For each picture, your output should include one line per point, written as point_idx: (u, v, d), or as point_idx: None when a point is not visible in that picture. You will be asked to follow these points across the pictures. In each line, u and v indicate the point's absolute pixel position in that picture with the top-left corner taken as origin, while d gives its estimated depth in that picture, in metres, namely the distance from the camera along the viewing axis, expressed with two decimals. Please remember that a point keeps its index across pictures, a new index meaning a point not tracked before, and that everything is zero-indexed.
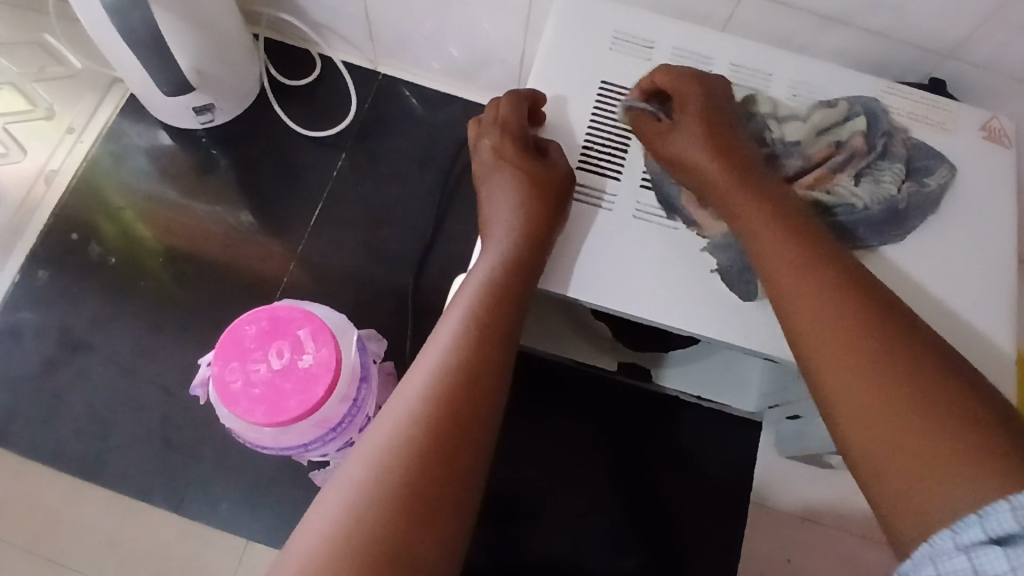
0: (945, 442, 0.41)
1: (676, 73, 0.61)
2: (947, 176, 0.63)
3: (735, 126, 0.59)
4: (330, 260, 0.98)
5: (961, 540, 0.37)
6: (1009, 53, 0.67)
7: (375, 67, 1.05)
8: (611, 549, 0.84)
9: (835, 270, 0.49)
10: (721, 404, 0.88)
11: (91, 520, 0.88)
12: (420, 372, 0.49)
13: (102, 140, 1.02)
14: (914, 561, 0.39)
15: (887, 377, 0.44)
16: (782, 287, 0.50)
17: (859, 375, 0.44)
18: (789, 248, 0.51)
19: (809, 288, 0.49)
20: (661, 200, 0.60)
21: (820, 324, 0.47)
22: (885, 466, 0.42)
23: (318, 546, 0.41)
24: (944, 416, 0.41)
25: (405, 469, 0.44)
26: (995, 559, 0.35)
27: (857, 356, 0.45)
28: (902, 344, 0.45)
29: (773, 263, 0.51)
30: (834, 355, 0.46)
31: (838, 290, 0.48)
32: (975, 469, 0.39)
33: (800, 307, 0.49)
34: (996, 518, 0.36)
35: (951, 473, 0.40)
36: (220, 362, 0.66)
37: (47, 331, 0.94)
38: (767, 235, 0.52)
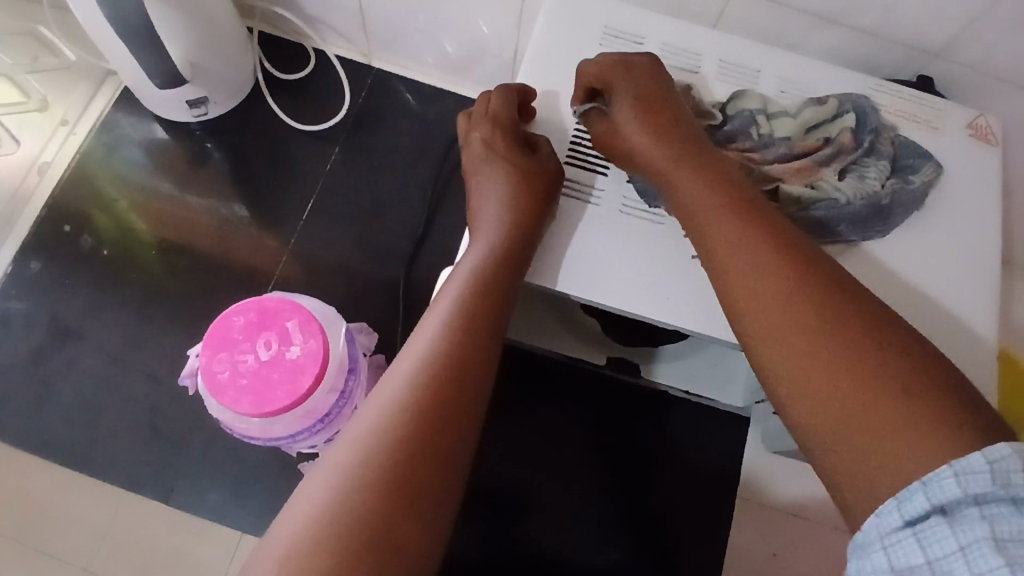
0: (886, 409, 0.41)
1: (613, 57, 0.61)
2: (932, 174, 0.63)
3: (676, 107, 0.59)
4: (321, 254, 0.99)
5: (908, 512, 0.38)
6: (996, 53, 0.67)
7: (369, 62, 1.05)
8: (596, 543, 0.86)
9: (775, 241, 0.49)
10: (709, 400, 0.86)
11: (81, 509, 0.88)
12: (408, 360, 0.50)
13: (95, 131, 1.02)
14: (865, 533, 0.40)
15: (824, 346, 0.44)
16: (722, 264, 0.50)
17: (804, 354, 0.45)
18: (729, 222, 0.51)
19: (752, 265, 0.49)
20: (645, 196, 0.60)
21: (756, 299, 0.48)
22: (828, 435, 0.43)
23: (298, 532, 0.42)
24: (883, 383, 0.42)
25: (390, 458, 0.44)
26: (945, 537, 0.36)
27: (793, 324, 0.45)
28: (840, 312, 0.45)
29: (716, 242, 0.51)
30: (772, 327, 0.46)
31: (778, 262, 0.48)
32: (916, 435, 0.40)
33: (739, 283, 0.49)
34: (939, 486, 0.37)
35: (895, 441, 0.40)
36: (208, 352, 0.66)
37: (38, 321, 0.94)
38: (708, 211, 0.52)
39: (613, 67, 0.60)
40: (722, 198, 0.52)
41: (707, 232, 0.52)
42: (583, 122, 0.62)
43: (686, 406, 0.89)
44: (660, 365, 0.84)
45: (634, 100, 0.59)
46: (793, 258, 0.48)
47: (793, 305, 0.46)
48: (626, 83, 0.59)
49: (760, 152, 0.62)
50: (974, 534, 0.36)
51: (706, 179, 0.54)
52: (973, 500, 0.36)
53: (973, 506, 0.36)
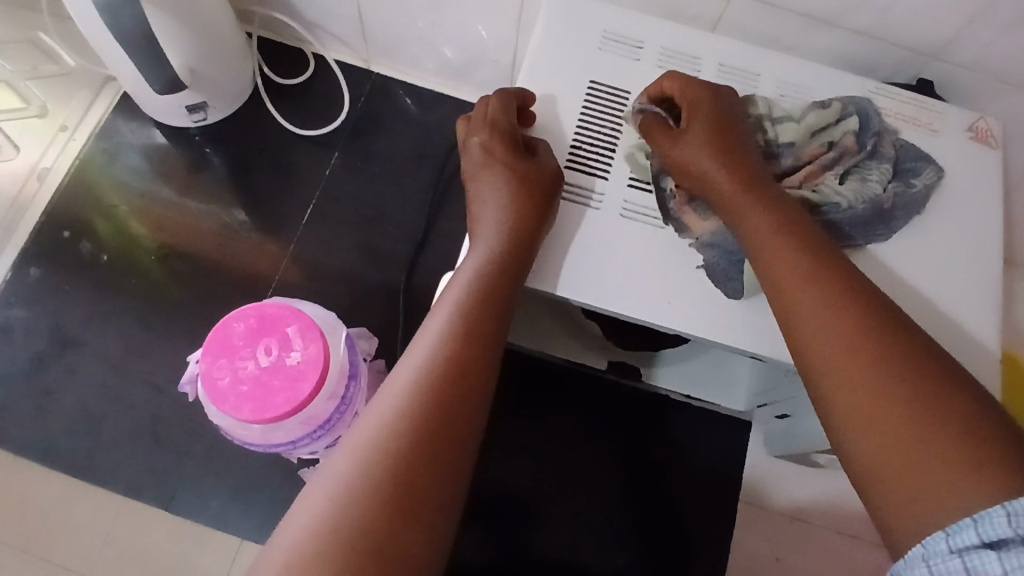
0: (949, 449, 0.40)
1: (684, 79, 0.61)
2: (934, 178, 0.63)
3: (745, 133, 0.59)
4: (321, 259, 0.98)
5: (954, 543, 0.37)
6: (996, 55, 0.67)
7: (368, 67, 1.05)
8: (599, 546, 0.84)
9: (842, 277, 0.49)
10: (712, 403, 0.88)
11: (82, 517, 0.88)
12: (409, 367, 0.50)
13: (95, 138, 1.02)
14: (908, 561, 0.39)
15: (886, 380, 0.43)
16: (782, 289, 0.50)
17: (869, 386, 0.44)
18: (793, 251, 0.51)
19: (819, 296, 0.48)
20: (651, 202, 0.60)
21: (818, 326, 0.47)
22: (881, 467, 0.42)
23: (303, 542, 0.41)
24: (947, 423, 0.41)
25: (392, 465, 0.44)
26: (989, 563, 0.35)
27: (856, 353, 0.45)
28: (909, 354, 0.44)
29: (780, 270, 0.50)
30: (833, 356, 0.46)
31: (845, 296, 0.47)
32: (976, 477, 0.39)
33: (802, 310, 0.48)
34: (990, 522, 0.36)
35: (953, 481, 0.39)
36: (208, 358, 0.66)
37: (37, 328, 0.94)
38: (772, 238, 0.52)
39: (687, 87, 0.60)
40: (785, 227, 0.52)
41: (769, 258, 0.51)
42: (636, 121, 0.62)
43: (686, 410, 0.90)
44: (661, 369, 0.84)
45: (703, 119, 0.58)
46: (859, 295, 0.47)
47: (859, 337, 0.45)
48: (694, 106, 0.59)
49: (764, 156, 0.61)
50: (1019, 563, 0.34)
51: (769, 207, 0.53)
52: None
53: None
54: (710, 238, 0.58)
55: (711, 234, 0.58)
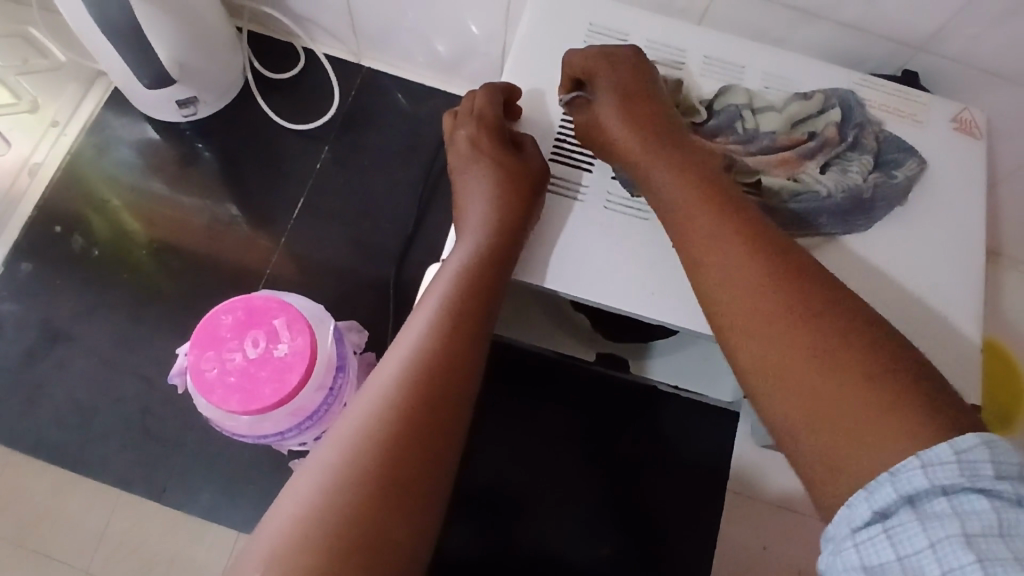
0: (862, 397, 0.39)
1: (590, 49, 0.61)
2: (916, 169, 0.64)
3: (656, 99, 0.59)
4: (312, 252, 0.99)
5: (876, 505, 0.37)
6: (979, 47, 0.67)
7: (358, 60, 1.05)
8: (587, 537, 0.85)
9: (753, 228, 0.49)
10: (699, 394, 0.88)
11: (74, 508, 0.88)
12: (395, 357, 0.50)
13: (86, 132, 1.02)
14: (835, 531, 0.38)
15: (787, 331, 0.43)
16: (695, 248, 0.50)
17: (774, 344, 0.43)
18: (708, 208, 0.50)
19: (727, 256, 0.48)
20: (626, 186, 0.60)
21: (728, 280, 0.47)
22: (796, 419, 0.41)
23: (290, 526, 0.42)
24: (846, 366, 0.40)
25: (377, 453, 0.45)
26: (913, 530, 0.35)
27: (758, 306, 0.45)
28: (810, 296, 0.44)
29: (693, 232, 0.50)
30: (740, 311, 0.45)
31: (752, 247, 0.47)
32: (889, 422, 0.38)
33: (713, 269, 0.48)
34: (907, 477, 0.36)
35: (861, 429, 0.39)
36: (196, 350, 0.66)
37: (29, 322, 0.94)
38: (689, 198, 0.52)
39: (598, 56, 0.60)
40: (700, 184, 0.52)
41: (683, 217, 0.51)
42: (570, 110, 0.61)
43: (676, 403, 0.90)
44: (652, 361, 0.87)
45: (613, 91, 0.59)
46: (763, 245, 0.47)
47: (761, 289, 0.45)
48: (606, 75, 0.59)
49: (744, 144, 0.62)
50: (945, 530, 0.34)
51: (684, 168, 0.53)
52: (943, 490, 0.35)
53: (943, 496, 0.35)
54: None
55: None
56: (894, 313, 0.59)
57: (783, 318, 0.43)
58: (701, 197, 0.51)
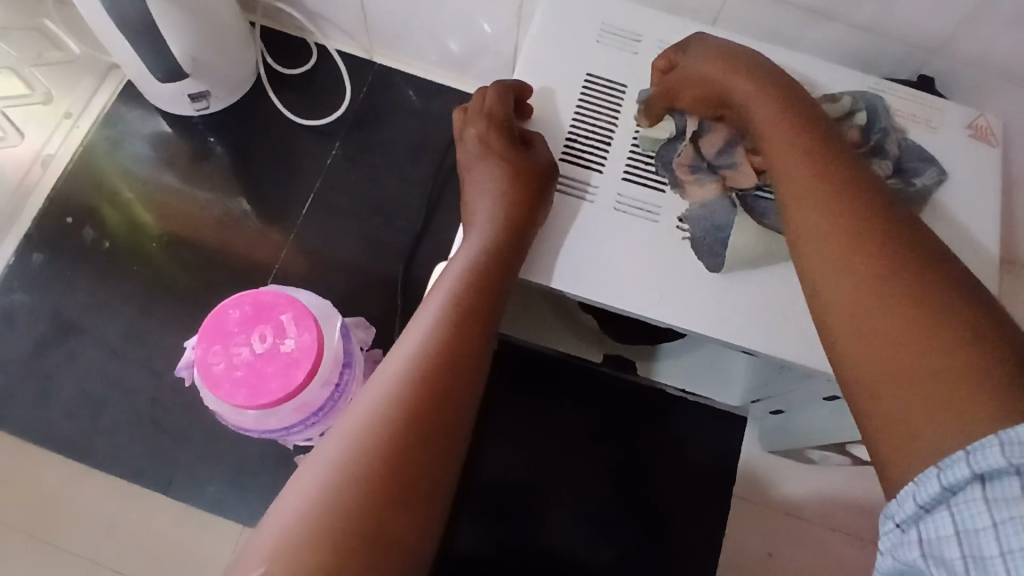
0: (954, 361, 0.38)
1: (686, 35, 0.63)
2: (935, 179, 0.62)
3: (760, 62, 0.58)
4: (321, 247, 0.99)
5: (945, 479, 0.35)
6: (996, 53, 0.67)
7: (370, 57, 1.05)
8: (594, 540, 0.85)
9: (851, 185, 0.47)
10: (710, 398, 0.89)
11: (82, 499, 0.89)
12: (399, 355, 0.50)
13: (99, 125, 1.03)
14: (898, 501, 0.37)
15: (880, 288, 0.42)
16: (789, 202, 0.49)
17: (867, 293, 0.42)
18: (804, 162, 0.49)
19: (818, 206, 0.47)
20: (654, 160, 0.61)
21: (827, 230, 0.46)
22: (881, 378, 0.40)
23: (293, 523, 0.42)
24: (949, 327, 0.39)
25: (382, 452, 0.44)
26: (977, 512, 0.33)
27: (854, 262, 0.44)
28: (920, 261, 0.43)
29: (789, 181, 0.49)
30: (838, 263, 0.44)
31: (853, 201, 0.46)
32: (977, 394, 0.36)
33: (805, 216, 0.47)
34: (982, 454, 0.34)
35: (949, 397, 0.37)
36: (203, 344, 0.67)
37: (40, 313, 0.95)
38: (783, 150, 0.51)
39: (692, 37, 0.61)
40: (794, 136, 0.51)
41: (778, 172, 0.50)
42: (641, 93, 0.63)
43: (685, 404, 0.90)
44: (660, 363, 0.88)
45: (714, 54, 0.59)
46: (864, 203, 0.46)
47: (864, 243, 0.44)
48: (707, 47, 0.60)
49: None
50: (1010, 513, 0.32)
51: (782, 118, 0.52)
52: (1016, 469, 0.33)
53: (1016, 475, 0.33)
54: (700, 209, 0.59)
55: (702, 205, 0.59)
56: None
57: (884, 273, 0.42)
58: (797, 149, 0.50)
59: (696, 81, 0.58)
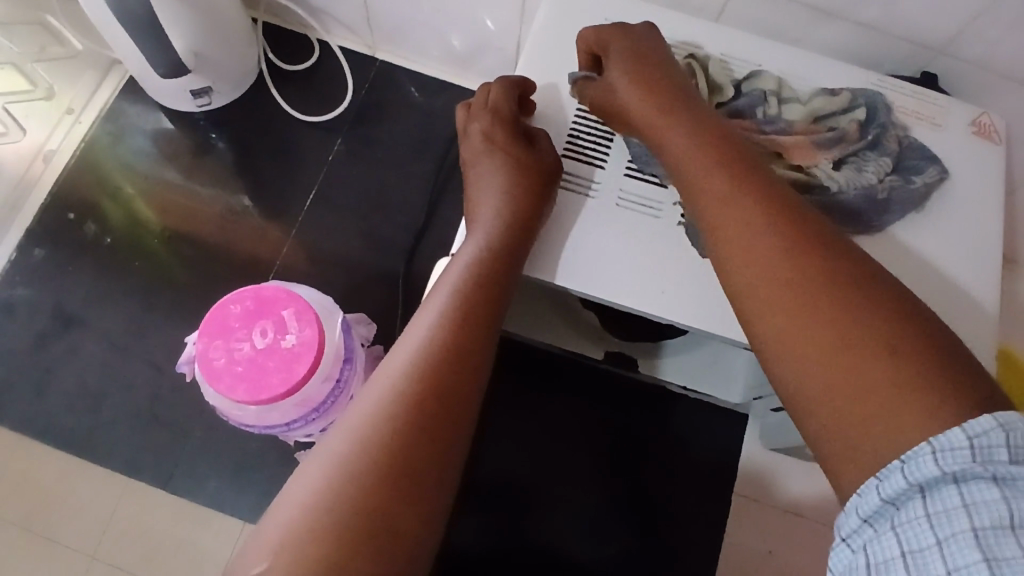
0: (876, 372, 0.38)
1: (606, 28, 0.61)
2: (935, 177, 0.62)
3: (672, 72, 0.58)
4: (322, 244, 0.99)
5: (885, 492, 0.35)
6: (1000, 51, 0.66)
7: (372, 53, 1.05)
8: (593, 535, 0.85)
9: (772, 197, 0.47)
10: (709, 397, 0.88)
11: (83, 494, 0.89)
12: (405, 350, 0.50)
13: (102, 120, 1.03)
14: (845, 513, 0.37)
15: (803, 307, 0.42)
16: (711, 223, 0.48)
17: (787, 307, 0.42)
18: (727, 178, 0.49)
19: (738, 222, 0.47)
20: (640, 155, 0.60)
21: (747, 246, 0.46)
22: (814, 394, 0.40)
23: (298, 518, 0.42)
24: (865, 337, 0.39)
25: (388, 446, 0.44)
26: (920, 528, 0.34)
27: (775, 275, 0.44)
28: (836, 270, 0.42)
29: (705, 196, 0.49)
30: (760, 277, 0.44)
31: (771, 216, 0.46)
32: (903, 401, 0.37)
33: (727, 233, 0.47)
34: (917, 464, 0.35)
35: (883, 410, 0.37)
36: (205, 339, 0.67)
37: (42, 307, 0.95)
38: (704, 162, 0.51)
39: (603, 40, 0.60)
40: (714, 151, 0.51)
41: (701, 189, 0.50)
42: (575, 92, 0.62)
43: (688, 401, 0.89)
44: (664, 360, 0.83)
45: (629, 65, 0.58)
46: (781, 213, 0.46)
47: (783, 261, 0.44)
48: (629, 51, 0.59)
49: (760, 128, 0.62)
50: (953, 526, 0.33)
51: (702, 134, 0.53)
52: (952, 478, 0.34)
53: (952, 484, 0.34)
54: None
55: None
56: None
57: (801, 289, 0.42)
58: (717, 163, 0.50)
59: (619, 97, 0.58)
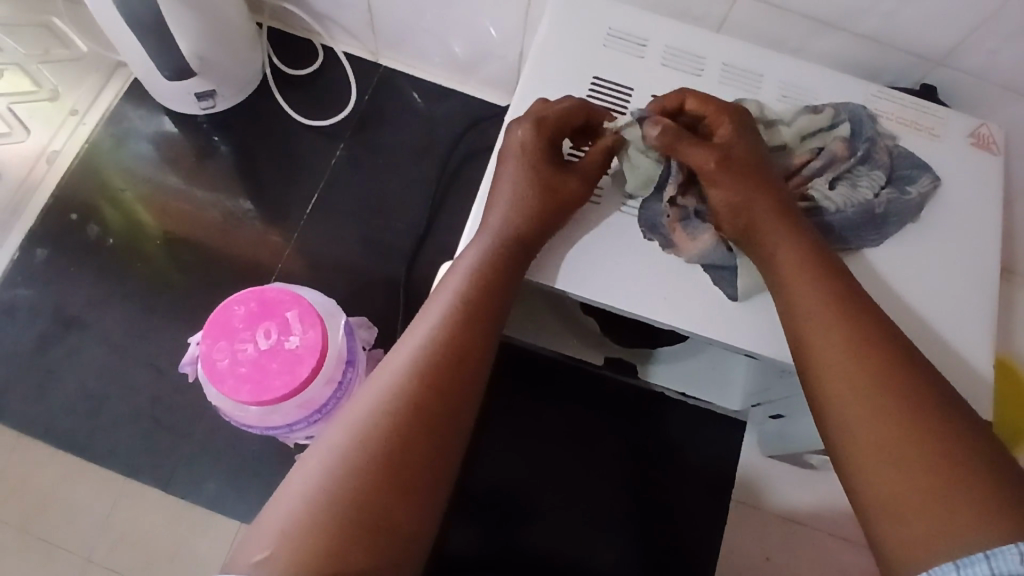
0: (955, 488, 0.40)
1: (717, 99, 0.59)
2: (930, 186, 0.63)
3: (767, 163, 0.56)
4: (324, 248, 0.99)
5: None
6: (998, 63, 0.67)
7: (376, 59, 1.06)
8: (590, 540, 0.85)
9: (876, 333, 0.47)
10: (704, 403, 0.90)
11: (81, 496, 0.89)
12: (406, 348, 0.50)
13: (105, 123, 1.03)
14: None
15: (887, 408, 0.44)
16: (808, 338, 0.49)
17: (882, 420, 0.44)
18: (812, 281, 0.51)
19: (845, 345, 0.47)
20: (643, 220, 0.59)
21: (853, 367, 0.46)
22: (891, 498, 0.42)
23: (299, 512, 0.42)
24: (951, 457, 0.41)
25: (389, 442, 0.45)
26: None
27: (875, 397, 0.45)
28: (929, 394, 0.44)
29: (807, 314, 0.50)
30: (858, 394, 0.45)
31: (876, 348, 0.46)
32: (972, 514, 0.39)
33: (831, 353, 0.47)
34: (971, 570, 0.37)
35: (953, 520, 0.39)
36: (208, 340, 0.67)
37: (43, 308, 0.95)
38: (801, 278, 0.51)
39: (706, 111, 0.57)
40: (814, 271, 0.51)
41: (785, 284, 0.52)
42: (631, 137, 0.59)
43: (682, 410, 0.91)
44: (659, 367, 0.85)
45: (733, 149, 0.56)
46: (886, 344, 0.47)
47: (883, 383, 0.45)
48: (739, 121, 0.57)
49: None
50: None
51: (800, 248, 0.52)
52: None
53: None
54: (702, 257, 0.58)
55: (703, 253, 0.58)
56: (904, 326, 0.59)
57: (898, 407, 0.44)
58: (815, 282, 0.50)
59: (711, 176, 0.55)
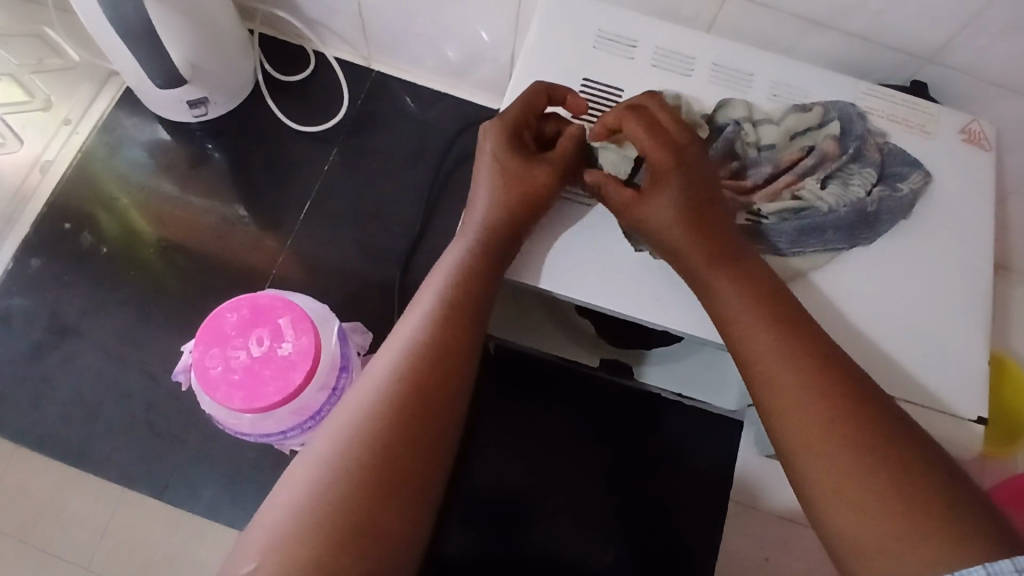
0: (915, 516, 0.41)
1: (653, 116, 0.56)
2: (920, 183, 0.63)
3: (710, 198, 0.54)
4: (318, 254, 0.99)
5: None
6: (987, 59, 0.67)
7: (368, 64, 1.06)
8: (590, 542, 0.85)
9: (821, 376, 0.47)
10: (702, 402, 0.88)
11: (78, 505, 0.89)
12: (389, 352, 0.50)
13: (99, 131, 1.03)
14: None
15: (845, 443, 0.44)
16: (758, 378, 0.49)
17: (835, 453, 0.44)
18: (760, 322, 0.50)
19: (793, 383, 0.47)
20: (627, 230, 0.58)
21: (801, 405, 0.46)
22: (850, 530, 0.43)
23: (283, 523, 0.42)
24: (906, 487, 0.42)
25: (370, 450, 0.44)
26: None
27: (826, 432, 0.45)
28: (879, 422, 0.45)
29: (754, 357, 0.49)
30: (809, 431, 0.45)
31: (822, 382, 0.46)
32: (933, 540, 0.40)
33: (780, 392, 0.47)
34: None
35: (914, 548, 0.41)
36: (201, 347, 0.67)
37: (37, 318, 0.95)
38: (748, 318, 0.50)
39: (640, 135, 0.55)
40: (763, 309, 0.50)
41: (728, 320, 0.51)
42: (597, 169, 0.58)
43: (677, 410, 0.89)
44: (650, 368, 0.90)
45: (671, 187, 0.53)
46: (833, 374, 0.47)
47: (833, 416, 0.45)
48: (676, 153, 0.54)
49: (747, 168, 0.61)
50: None
51: (747, 286, 0.52)
52: None
53: None
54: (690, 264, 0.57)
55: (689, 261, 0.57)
56: (898, 323, 0.59)
57: (847, 441, 0.44)
58: (762, 324, 0.50)
59: (649, 224, 0.54)
